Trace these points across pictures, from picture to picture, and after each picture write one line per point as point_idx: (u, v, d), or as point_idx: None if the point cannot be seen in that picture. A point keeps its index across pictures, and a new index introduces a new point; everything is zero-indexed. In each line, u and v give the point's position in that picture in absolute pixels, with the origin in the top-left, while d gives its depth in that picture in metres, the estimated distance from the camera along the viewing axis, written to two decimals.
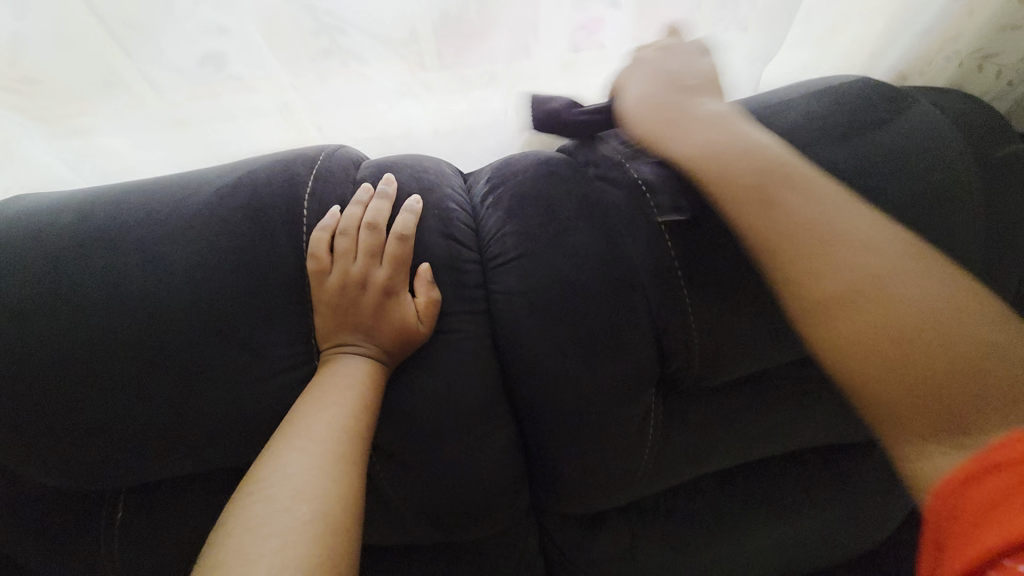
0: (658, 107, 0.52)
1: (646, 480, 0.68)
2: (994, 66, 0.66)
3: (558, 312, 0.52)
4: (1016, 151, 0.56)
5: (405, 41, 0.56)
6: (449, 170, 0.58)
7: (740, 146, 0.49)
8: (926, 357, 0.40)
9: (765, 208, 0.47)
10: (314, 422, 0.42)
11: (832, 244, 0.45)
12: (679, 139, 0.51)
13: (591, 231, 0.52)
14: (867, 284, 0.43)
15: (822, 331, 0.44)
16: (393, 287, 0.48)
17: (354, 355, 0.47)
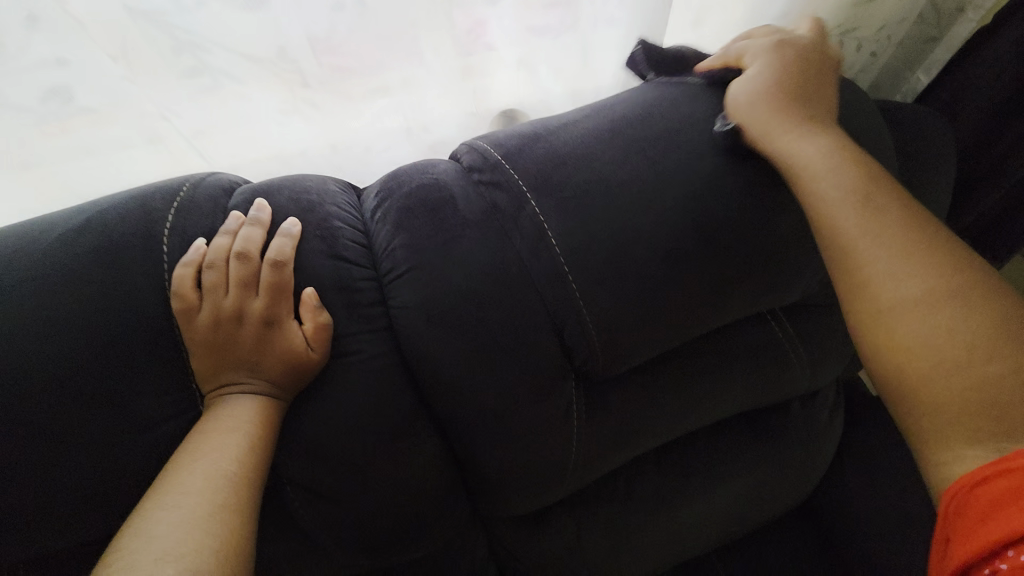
0: (762, 97, 0.52)
1: (581, 472, 0.70)
2: (853, 40, 0.71)
3: (457, 321, 0.52)
4: (865, 120, 0.61)
5: (272, 59, 0.49)
6: (334, 188, 0.56)
7: (833, 150, 0.49)
8: (922, 340, 0.41)
9: (898, 208, 0.46)
10: (195, 472, 0.41)
11: (862, 242, 0.45)
12: (791, 129, 0.51)
13: (483, 234, 0.51)
14: (897, 261, 0.43)
15: (890, 320, 0.42)
16: (276, 316, 0.46)
17: (240, 395, 0.45)
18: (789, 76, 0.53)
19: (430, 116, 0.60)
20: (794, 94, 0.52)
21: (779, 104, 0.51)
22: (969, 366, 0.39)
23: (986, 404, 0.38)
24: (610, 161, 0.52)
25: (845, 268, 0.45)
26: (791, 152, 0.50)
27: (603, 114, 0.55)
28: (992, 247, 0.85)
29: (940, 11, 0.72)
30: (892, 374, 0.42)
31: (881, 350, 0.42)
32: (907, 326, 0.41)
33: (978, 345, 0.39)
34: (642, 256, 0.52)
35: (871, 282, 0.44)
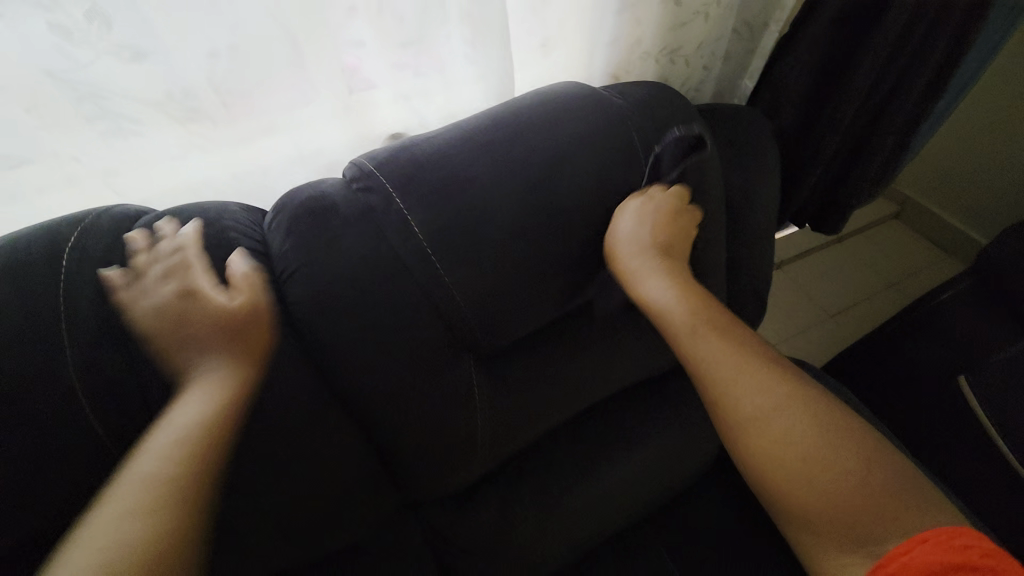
0: (632, 245, 0.71)
1: (493, 446, 0.77)
2: (681, 56, 0.86)
3: (345, 307, 0.59)
4: (677, 121, 0.77)
5: (161, 101, 0.56)
6: (234, 208, 0.65)
7: (680, 294, 0.70)
8: (797, 457, 0.53)
9: (738, 330, 0.66)
10: (136, 472, 0.49)
11: (736, 373, 0.60)
12: (652, 278, 0.71)
13: (361, 231, 0.60)
14: (756, 388, 0.58)
15: (766, 436, 0.55)
16: (195, 287, 0.57)
17: (197, 393, 0.54)
18: (659, 234, 0.74)
19: (321, 142, 0.71)
20: (655, 249, 0.73)
21: (647, 262, 0.72)
22: (813, 456, 0.52)
23: (826, 483, 0.51)
24: (465, 162, 0.63)
25: (721, 371, 0.61)
26: (652, 295, 0.71)
27: (461, 126, 0.66)
28: (834, 216, 0.99)
29: (751, 27, 0.86)
30: (753, 447, 0.56)
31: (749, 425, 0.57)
32: (783, 447, 0.54)
33: (838, 459, 0.52)
34: (497, 236, 0.62)
35: (746, 403, 0.57)
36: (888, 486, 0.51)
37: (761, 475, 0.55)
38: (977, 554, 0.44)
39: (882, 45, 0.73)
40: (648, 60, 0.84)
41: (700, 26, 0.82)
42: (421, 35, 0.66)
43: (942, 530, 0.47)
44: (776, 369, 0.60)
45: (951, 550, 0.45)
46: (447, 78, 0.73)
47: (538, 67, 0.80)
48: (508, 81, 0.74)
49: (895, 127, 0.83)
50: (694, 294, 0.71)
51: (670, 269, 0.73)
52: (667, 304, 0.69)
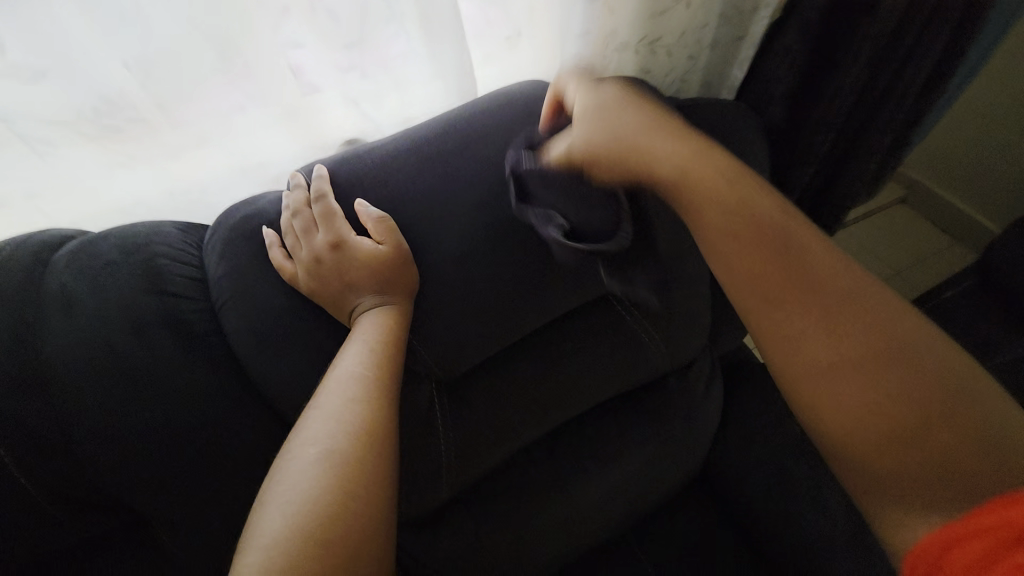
0: (601, 147, 0.54)
1: (461, 471, 0.71)
2: (663, 48, 0.79)
3: (284, 337, 0.56)
4: (657, 119, 0.70)
5: (74, 122, 0.52)
6: (170, 229, 0.59)
7: (692, 152, 0.55)
8: (897, 419, 0.47)
9: (771, 203, 0.54)
10: (314, 428, 0.46)
11: (858, 322, 0.50)
12: (655, 142, 0.55)
13: (311, 266, 0.53)
14: (896, 345, 0.49)
15: (863, 391, 0.48)
16: (340, 236, 0.54)
17: (351, 353, 0.51)
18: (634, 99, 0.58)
19: (265, 155, 0.66)
20: (649, 135, 0.55)
21: (617, 111, 0.56)
22: (918, 433, 0.47)
23: (895, 437, 0.47)
24: (413, 179, 0.58)
25: (767, 272, 0.52)
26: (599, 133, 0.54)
27: (411, 134, 0.61)
28: (823, 218, 0.93)
29: (739, 12, 0.79)
30: (779, 337, 0.52)
31: (738, 226, 0.53)
32: (894, 410, 0.47)
33: (947, 435, 0.46)
34: (447, 258, 0.59)
35: (861, 367, 0.49)
36: (972, 418, 0.46)
37: (825, 431, 0.50)
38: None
39: (874, 38, 0.68)
40: (626, 52, 0.77)
41: (681, 14, 0.74)
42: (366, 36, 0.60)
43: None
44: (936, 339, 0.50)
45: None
46: (400, 79, 0.67)
47: (504, 62, 0.74)
48: (468, 81, 0.69)
49: (890, 125, 0.78)
50: (706, 150, 0.55)
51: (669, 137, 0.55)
52: (681, 168, 0.54)
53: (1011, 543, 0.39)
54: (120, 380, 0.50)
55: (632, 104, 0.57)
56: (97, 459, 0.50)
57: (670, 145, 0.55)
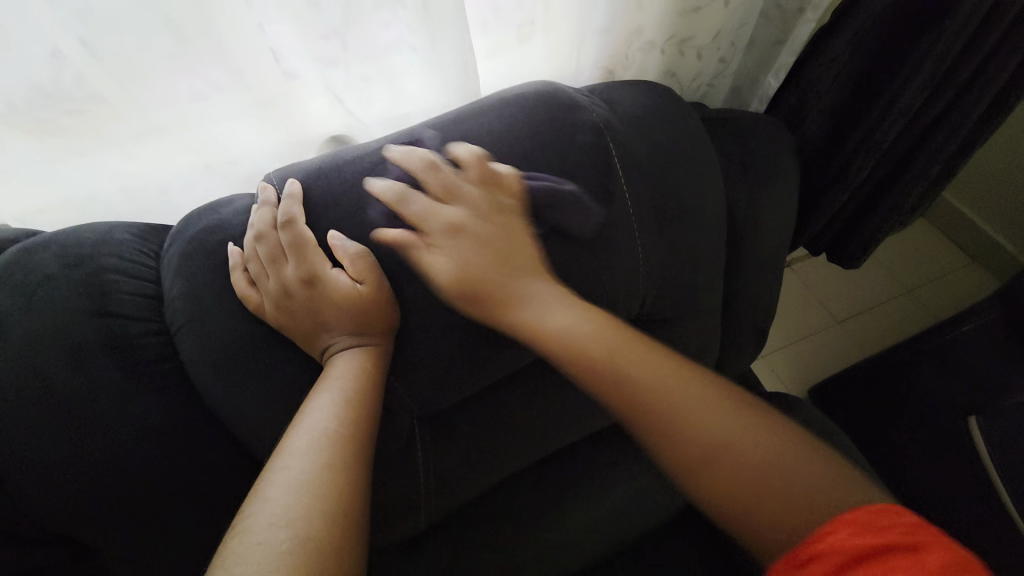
0: (466, 285, 0.50)
1: (439, 505, 0.65)
2: (694, 49, 0.70)
3: (247, 372, 0.48)
4: (685, 133, 0.62)
5: (2, 115, 0.46)
6: (121, 236, 0.52)
7: (599, 328, 0.49)
8: (739, 478, 0.42)
9: (700, 387, 0.47)
10: (275, 499, 0.36)
11: (628, 361, 0.48)
12: (528, 310, 0.50)
13: (282, 300, 0.47)
14: (684, 402, 0.46)
15: (687, 436, 0.44)
16: (314, 271, 0.48)
17: (320, 404, 0.43)
18: (485, 239, 0.51)
19: (233, 151, 0.59)
20: (525, 256, 0.52)
21: (473, 242, 0.51)
22: (768, 461, 0.43)
23: (763, 469, 0.42)
24: (398, 197, 0.50)
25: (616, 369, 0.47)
26: (508, 289, 0.51)
27: (400, 140, 0.53)
28: (850, 246, 0.86)
29: (784, 12, 0.69)
30: (673, 423, 0.45)
31: (679, 424, 0.45)
32: (737, 468, 0.43)
33: (784, 472, 0.42)
34: (434, 291, 0.51)
35: (683, 424, 0.45)
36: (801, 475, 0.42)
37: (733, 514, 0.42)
38: (899, 531, 0.37)
39: (941, 55, 0.60)
40: (652, 52, 0.69)
41: (719, 12, 0.65)
42: (350, 22, 0.52)
43: (866, 508, 0.38)
44: (679, 377, 0.47)
45: (873, 531, 0.37)
46: (391, 73, 0.59)
47: (513, 56, 0.65)
48: (469, 79, 0.60)
49: (940, 155, 0.69)
50: (608, 322, 0.50)
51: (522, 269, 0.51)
52: (581, 345, 0.48)
53: (845, 567, 0.35)
54: (52, 415, 0.45)
55: (502, 219, 0.52)
56: (28, 496, 0.45)
57: (538, 291, 0.51)
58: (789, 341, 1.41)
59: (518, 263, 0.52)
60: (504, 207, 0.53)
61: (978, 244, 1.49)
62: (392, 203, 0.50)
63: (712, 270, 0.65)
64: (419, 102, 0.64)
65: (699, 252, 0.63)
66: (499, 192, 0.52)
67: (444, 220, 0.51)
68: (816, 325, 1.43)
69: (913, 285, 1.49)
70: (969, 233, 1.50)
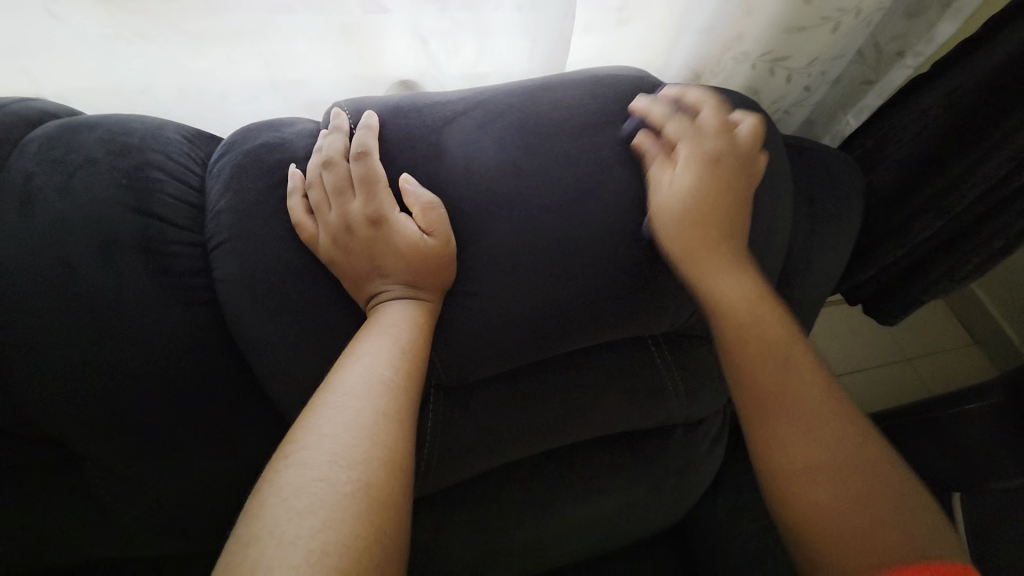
0: (690, 214, 0.49)
1: (438, 477, 0.62)
2: (785, 70, 0.68)
3: (285, 304, 0.46)
4: (770, 153, 0.59)
5: None
6: (172, 135, 0.49)
7: (754, 292, 0.49)
8: (830, 501, 0.40)
9: (807, 372, 0.46)
10: (333, 437, 0.33)
11: (748, 314, 0.48)
12: (710, 277, 0.50)
13: (342, 236, 0.44)
14: (791, 385, 0.45)
15: (773, 411, 0.44)
16: (380, 210, 0.45)
17: (373, 347, 0.40)
18: (713, 198, 0.50)
19: (303, 72, 0.56)
20: (729, 213, 0.50)
21: (719, 179, 0.50)
22: (865, 510, 0.39)
23: (850, 501, 0.39)
24: (477, 154, 0.47)
25: (755, 330, 0.48)
26: (717, 282, 0.49)
27: (487, 94, 0.50)
28: (889, 303, 0.85)
29: (880, 53, 0.69)
30: (764, 399, 0.45)
31: (781, 387, 0.45)
32: (814, 496, 0.40)
33: (879, 526, 0.38)
34: (495, 260, 0.48)
35: (782, 394, 0.45)
36: (904, 534, 0.38)
37: (766, 471, 0.43)
38: None
39: None
40: (743, 64, 0.66)
41: (823, 37, 0.63)
42: None
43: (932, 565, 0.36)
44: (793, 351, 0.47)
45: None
46: (483, 27, 0.56)
47: (605, 38, 0.62)
48: (560, 49, 0.57)
49: (1009, 227, 0.69)
50: (767, 300, 0.50)
51: (731, 246, 0.50)
52: (728, 306, 0.48)
53: None
54: (68, 306, 0.41)
55: (724, 173, 0.50)
56: (24, 387, 0.42)
57: (732, 257, 0.50)
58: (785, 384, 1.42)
59: (693, 224, 0.49)
60: (750, 162, 0.52)
61: (987, 329, 1.50)
62: (473, 159, 0.47)
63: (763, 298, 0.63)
64: (501, 64, 0.61)
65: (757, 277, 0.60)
66: (717, 139, 0.51)
67: (700, 151, 0.51)
68: None
69: (916, 354, 1.49)
70: (982, 319, 1.50)
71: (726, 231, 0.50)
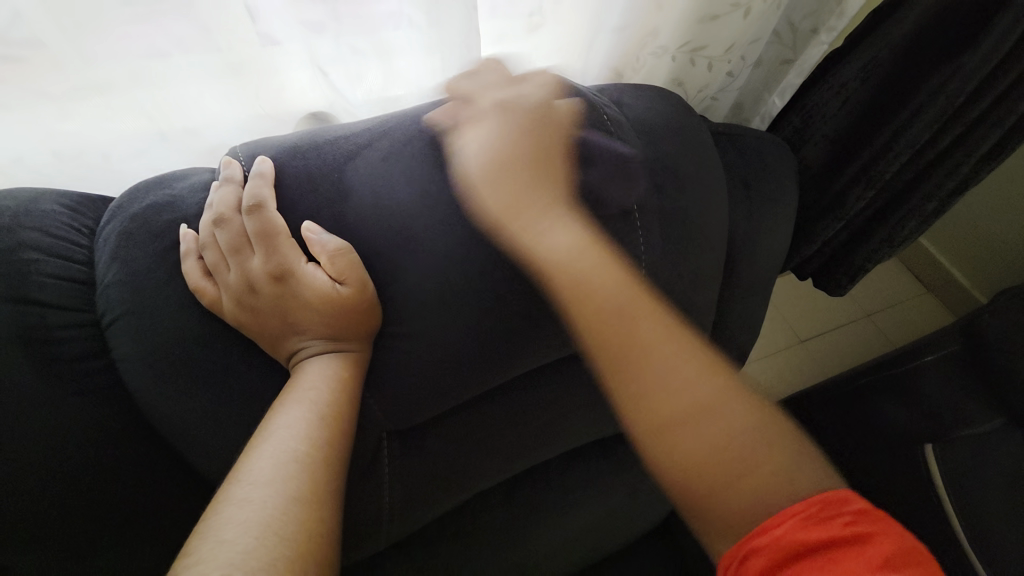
0: (524, 202, 0.48)
1: (404, 524, 0.59)
2: (705, 60, 0.67)
3: (197, 378, 0.42)
4: (699, 146, 0.58)
5: None
6: (49, 206, 0.44)
7: (585, 244, 0.47)
8: (693, 444, 0.42)
9: (655, 323, 0.46)
10: (233, 542, 0.30)
11: (597, 281, 0.46)
12: (532, 224, 0.47)
13: (246, 297, 0.41)
14: (624, 344, 0.45)
15: (631, 371, 0.44)
16: (285, 264, 0.42)
17: (287, 421, 0.38)
18: (522, 170, 0.48)
19: (195, 118, 0.52)
20: (536, 175, 0.48)
21: (517, 170, 0.48)
22: (724, 448, 0.41)
23: (719, 444, 0.42)
24: (387, 188, 0.44)
25: (599, 303, 0.46)
26: (545, 247, 0.46)
27: (392, 121, 0.47)
28: (837, 273, 0.86)
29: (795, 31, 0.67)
30: (621, 357, 0.45)
31: (620, 346, 0.45)
32: (689, 446, 0.42)
33: (744, 464, 0.41)
34: (423, 297, 0.45)
35: (612, 356, 0.45)
36: (777, 472, 0.41)
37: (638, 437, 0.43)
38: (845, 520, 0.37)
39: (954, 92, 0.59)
40: (663, 57, 0.65)
41: (736, 24, 0.63)
42: None
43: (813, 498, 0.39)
44: (614, 267, 0.47)
45: (816, 523, 0.37)
46: (385, 48, 0.53)
47: (518, 46, 0.60)
48: (470, 63, 0.55)
49: (937, 190, 0.70)
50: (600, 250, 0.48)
51: (556, 215, 0.48)
52: (586, 290, 0.46)
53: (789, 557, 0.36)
54: None
55: (544, 150, 0.49)
56: None
57: (545, 213, 0.48)
58: (756, 358, 1.44)
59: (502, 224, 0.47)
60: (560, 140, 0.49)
61: (936, 278, 1.55)
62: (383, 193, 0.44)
63: (713, 291, 0.62)
64: (413, 84, 0.58)
65: (702, 273, 0.59)
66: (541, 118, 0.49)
67: (486, 134, 0.48)
68: (782, 343, 1.46)
69: (874, 312, 1.54)
70: (929, 271, 1.56)
71: (538, 193, 0.48)
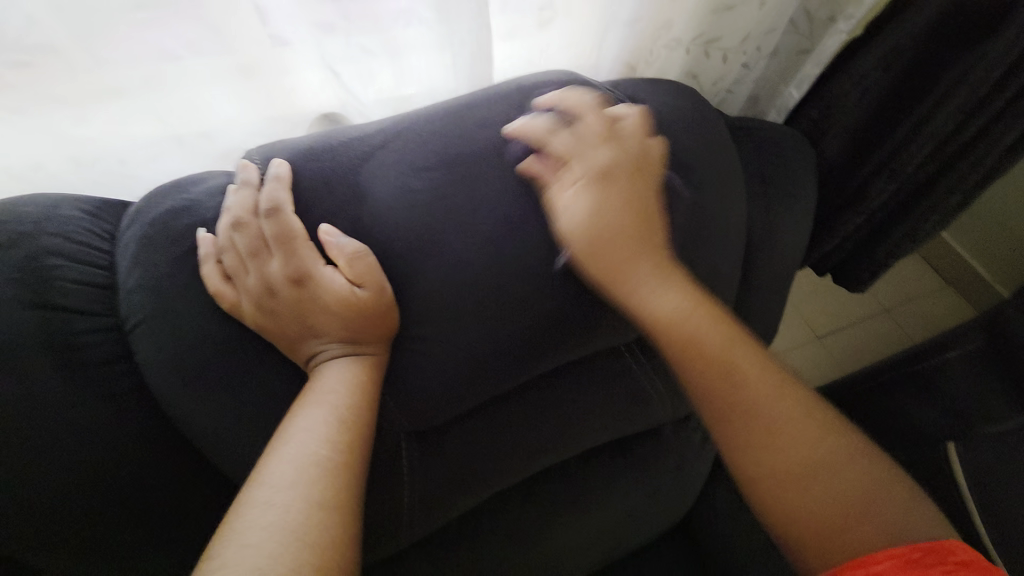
0: (597, 236, 0.47)
1: (422, 525, 0.59)
2: (720, 52, 0.66)
3: (217, 381, 0.42)
4: (715, 140, 0.57)
5: None
6: (70, 212, 0.44)
7: (693, 304, 0.47)
8: (791, 466, 0.42)
9: (736, 346, 0.45)
10: (256, 546, 0.31)
11: (694, 317, 0.46)
12: (638, 283, 0.47)
13: (265, 300, 0.41)
14: (730, 379, 0.44)
15: (728, 396, 0.44)
16: (303, 268, 0.42)
17: (309, 423, 0.38)
18: (617, 214, 0.47)
19: (210, 121, 0.52)
20: (640, 218, 0.48)
21: (614, 200, 0.48)
22: (830, 477, 0.41)
23: (815, 478, 0.41)
24: (402, 189, 0.44)
25: (694, 333, 0.46)
26: (652, 302, 0.47)
27: (407, 121, 0.46)
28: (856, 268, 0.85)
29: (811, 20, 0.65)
30: (719, 381, 0.44)
31: (726, 383, 0.44)
32: (802, 487, 0.41)
33: (854, 503, 0.40)
34: (440, 299, 0.45)
35: (707, 385, 0.45)
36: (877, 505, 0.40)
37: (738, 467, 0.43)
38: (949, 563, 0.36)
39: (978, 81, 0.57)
40: (677, 49, 0.64)
41: (751, 14, 0.61)
42: None
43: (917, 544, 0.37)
44: (682, 294, 0.47)
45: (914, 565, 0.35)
46: (397, 47, 0.52)
47: (530, 41, 0.59)
48: (482, 59, 0.54)
49: (959, 182, 0.69)
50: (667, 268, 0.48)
51: (660, 264, 0.48)
52: (687, 324, 0.46)
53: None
54: None
55: (644, 171, 0.49)
56: None
57: (645, 277, 0.47)
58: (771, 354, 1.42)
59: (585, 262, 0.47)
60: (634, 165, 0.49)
61: (957, 271, 1.52)
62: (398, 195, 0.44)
63: (731, 287, 0.61)
64: (424, 82, 0.58)
65: (720, 269, 0.58)
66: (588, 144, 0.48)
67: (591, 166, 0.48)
68: (798, 338, 1.44)
69: (893, 306, 1.51)
70: (951, 263, 1.52)
71: (639, 233, 0.48)
